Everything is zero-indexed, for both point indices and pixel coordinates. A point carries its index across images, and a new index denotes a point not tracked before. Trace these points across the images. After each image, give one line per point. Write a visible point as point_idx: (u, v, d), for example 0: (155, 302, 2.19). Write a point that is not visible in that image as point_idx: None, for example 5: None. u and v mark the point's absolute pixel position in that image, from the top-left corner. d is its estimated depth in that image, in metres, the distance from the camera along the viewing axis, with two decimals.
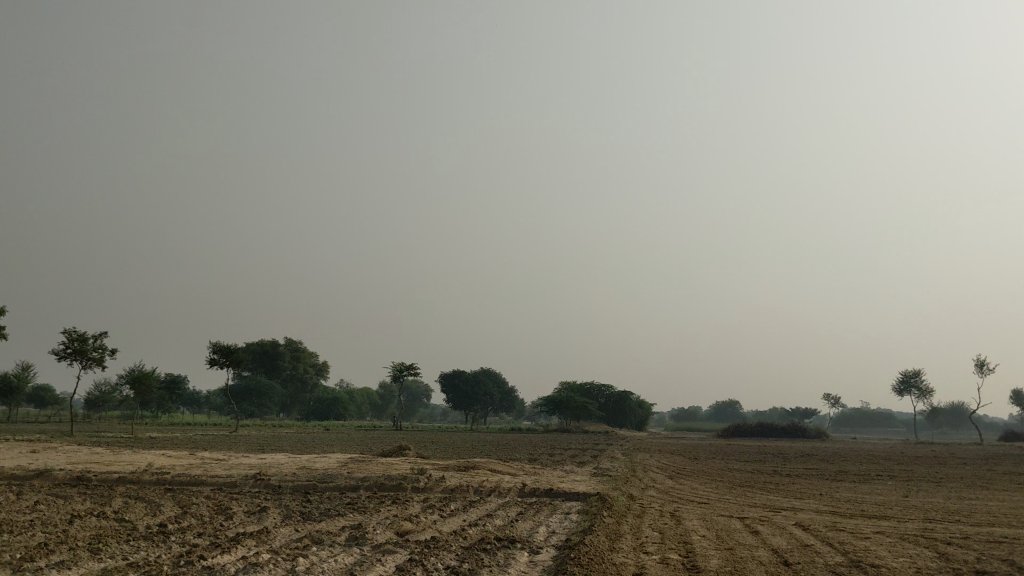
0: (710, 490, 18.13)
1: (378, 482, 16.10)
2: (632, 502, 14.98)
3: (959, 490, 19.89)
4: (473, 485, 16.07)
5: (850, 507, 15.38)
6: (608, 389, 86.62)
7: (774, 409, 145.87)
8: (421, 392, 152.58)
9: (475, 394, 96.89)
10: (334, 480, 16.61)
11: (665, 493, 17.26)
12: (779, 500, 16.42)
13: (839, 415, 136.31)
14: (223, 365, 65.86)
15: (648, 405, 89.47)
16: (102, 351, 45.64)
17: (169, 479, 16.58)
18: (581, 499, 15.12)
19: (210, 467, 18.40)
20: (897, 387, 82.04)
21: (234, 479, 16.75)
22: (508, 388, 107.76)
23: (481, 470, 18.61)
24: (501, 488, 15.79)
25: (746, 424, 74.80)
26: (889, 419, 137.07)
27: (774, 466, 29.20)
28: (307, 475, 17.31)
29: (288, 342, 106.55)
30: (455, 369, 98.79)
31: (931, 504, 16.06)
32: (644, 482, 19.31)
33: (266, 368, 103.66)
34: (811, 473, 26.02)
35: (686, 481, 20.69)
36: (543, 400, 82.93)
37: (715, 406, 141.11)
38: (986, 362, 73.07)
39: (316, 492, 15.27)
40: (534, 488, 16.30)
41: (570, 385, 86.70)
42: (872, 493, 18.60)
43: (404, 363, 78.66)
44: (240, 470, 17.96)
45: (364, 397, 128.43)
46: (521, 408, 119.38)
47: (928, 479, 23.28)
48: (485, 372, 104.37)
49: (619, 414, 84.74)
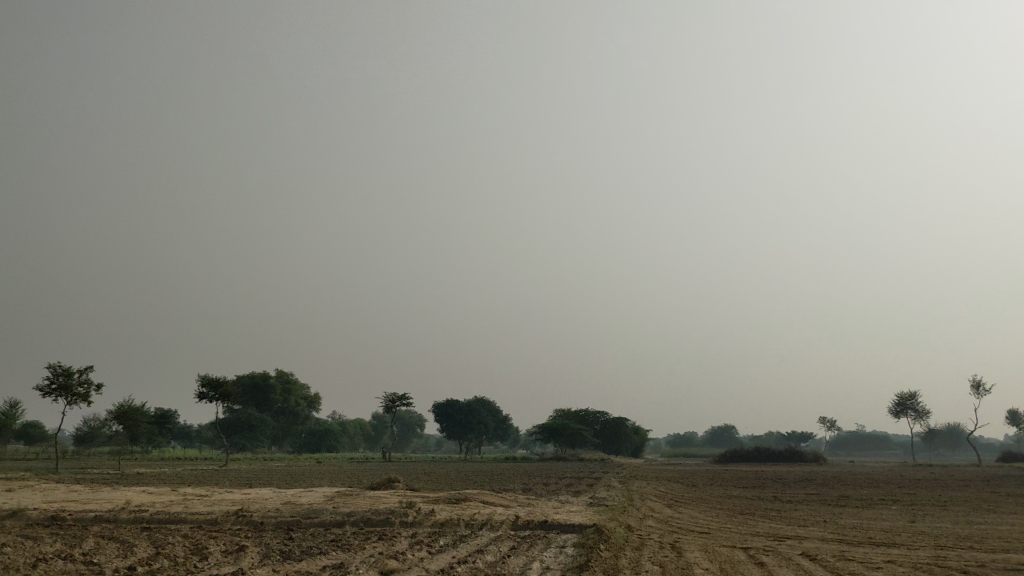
0: (709, 519, 17.52)
1: (365, 517, 15.48)
2: (629, 533, 14.38)
3: (965, 514, 19.33)
4: (464, 518, 15.46)
5: (856, 534, 14.79)
6: (603, 416, 85.88)
7: (771, 433, 145.10)
8: (415, 423, 151.50)
9: (469, 423, 96.02)
10: (319, 515, 15.97)
11: (663, 523, 16.65)
12: (782, 528, 15.82)
13: (836, 439, 135.58)
14: (212, 399, 65.00)
15: (643, 431, 88.68)
16: (88, 387, 44.88)
17: (147, 517, 15.94)
18: (576, 531, 14.53)
19: (190, 503, 17.79)
20: (893, 410, 81.45)
21: (215, 515, 16.10)
22: (502, 417, 106.81)
23: (472, 502, 17.99)
24: (493, 521, 15.19)
25: (744, 449, 74.03)
26: (885, 442, 136.44)
27: (773, 492, 28.59)
28: (291, 510, 16.67)
29: (279, 375, 105.64)
30: (448, 399, 97.88)
31: (939, 530, 15.50)
32: (641, 511, 18.66)
33: (257, 401, 102.64)
34: (812, 498, 25.40)
35: (685, 509, 20.08)
36: (538, 429, 82.08)
37: (711, 431, 140.32)
38: (982, 383, 72.63)
39: (300, 529, 14.64)
40: (528, 519, 15.68)
41: (565, 413, 85.89)
42: (877, 518, 18.03)
43: (397, 393, 77.81)
44: (221, 506, 17.32)
45: (356, 429, 127.38)
46: (516, 437, 118.42)
47: (932, 503, 22.68)
48: (479, 401, 103.52)
49: (614, 441, 83.96)
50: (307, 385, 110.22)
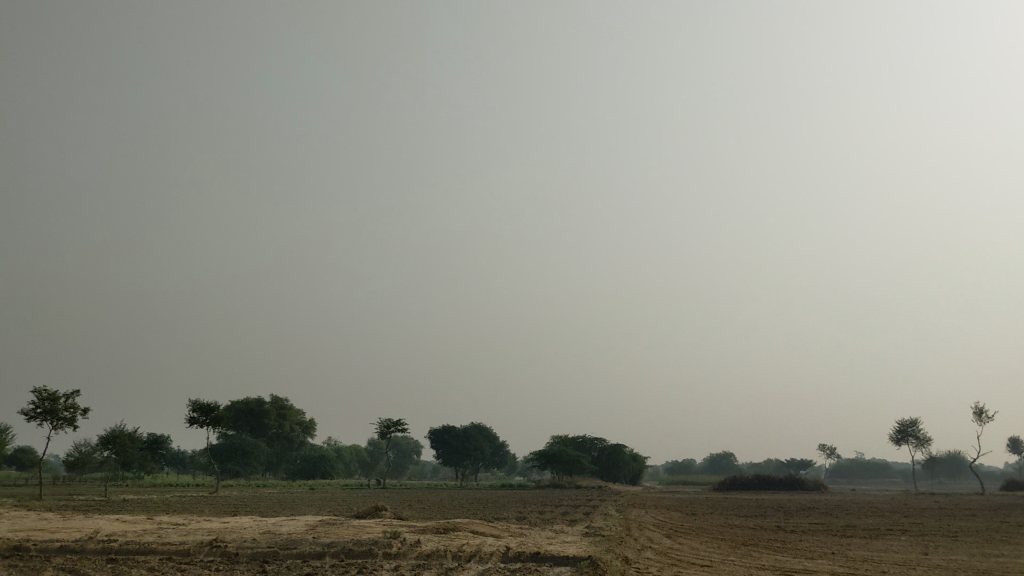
0: (713, 551, 16.66)
1: (347, 548, 14.58)
2: (628, 566, 13.51)
3: (980, 546, 18.44)
4: (452, 550, 14.55)
5: (869, 568, 13.90)
6: (600, 442, 84.91)
7: (770, 462, 143.84)
8: (411, 449, 150.09)
9: (465, 450, 94.83)
10: (298, 545, 15.05)
11: (662, 555, 15.70)
12: (789, 561, 14.97)
13: (835, 466, 134.38)
14: (203, 424, 63.99)
15: (642, 458, 87.62)
16: (74, 411, 43.94)
17: (115, 547, 15.00)
18: (570, 565, 13.59)
19: (165, 533, 16.82)
20: (894, 437, 80.51)
21: (188, 546, 15.19)
22: (499, 443, 105.61)
23: (461, 532, 17.05)
24: (482, 553, 14.28)
25: (743, 477, 72.92)
26: (886, 469, 135.22)
27: (775, 520, 27.76)
28: (269, 540, 15.76)
29: (274, 400, 104.77)
30: (444, 425, 96.75)
31: (955, 563, 14.58)
32: (638, 542, 17.81)
33: (252, 427, 101.59)
34: (816, 528, 24.58)
35: (685, 540, 19.13)
36: (534, 455, 80.99)
37: (709, 459, 139.15)
38: (985, 410, 71.71)
39: (277, 561, 13.71)
40: (519, 551, 14.78)
41: (562, 439, 84.81)
42: (888, 550, 17.15)
43: (393, 419, 76.74)
44: (196, 537, 16.38)
45: (352, 455, 126.21)
46: (512, 463, 117.24)
47: (940, 533, 21.81)
48: (475, 427, 102.40)
49: (612, 468, 82.92)
50: (302, 411, 109.16)
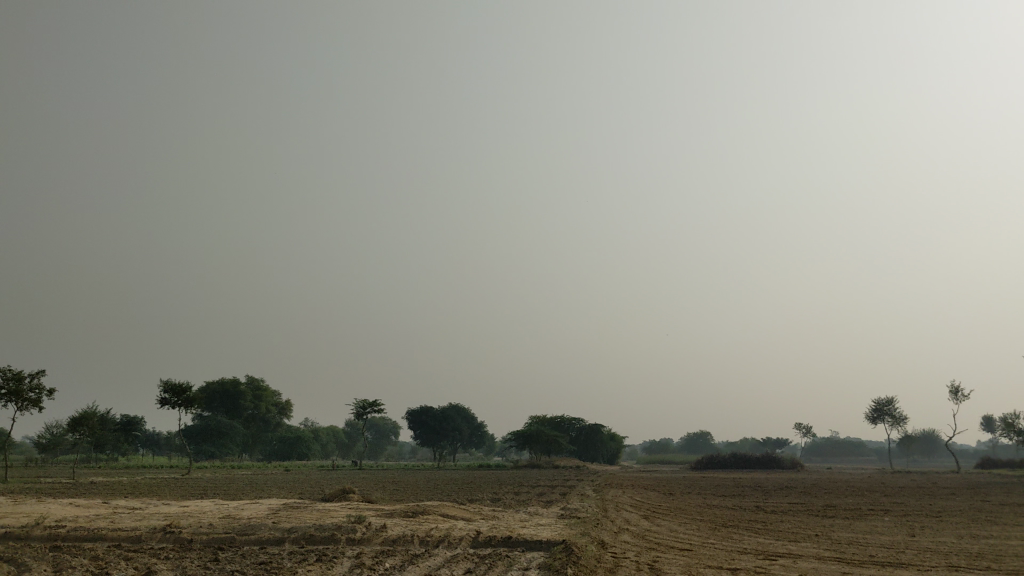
0: (692, 534, 16.02)
1: (308, 533, 13.83)
2: (604, 551, 12.81)
3: (968, 526, 17.94)
4: (419, 535, 13.83)
5: (856, 552, 13.29)
6: (578, 422, 84.45)
7: (747, 441, 144.26)
8: (389, 430, 149.44)
9: (442, 430, 94.13)
10: (256, 532, 14.26)
11: (640, 539, 15.02)
12: (773, 544, 14.32)
13: (811, 445, 134.94)
14: (174, 405, 62.76)
15: (620, 438, 87.25)
16: (39, 392, 42.82)
17: (62, 534, 14.16)
18: (543, 550, 12.86)
19: (118, 518, 15.99)
20: (870, 415, 80.49)
21: (141, 532, 14.40)
22: (478, 423, 105.03)
23: (430, 515, 16.30)
24: (450, 538, 13.57)
25: (720, 456, 72.66)
26: (861, 448, 135.95)
27: (756, 501, 27.23)
28: (227, 526, 14.97)
29: (249, 380, 103.71)
30: (422, 406, 95.99)
31: (946, 545, 13.99)
32: (616, 524, 17.11)
33: (227, 408, 100.38)
34: (798, 508, 24.03)
35: (664, 521, 18.56)
36: (512, 435, 80.27)
37: (686, 439, 139.45)
38: (961, 389, 71.72)
39: (231, 548, 12.93)
40: (490, 535, 14.06)
41: (539, 420, 84.14)
42: (875, 532, 16.53)
43: (368, 400, 76.01)
44: (150, 522, 15.57)
45: (329, 436, 125.36)
46: (490, 444, 116.79)
47: (925, 514, 21.33)
48: (453, 408, 101.74)
49: (590, 448, 82.58)
50: (278, 392, 108.10)
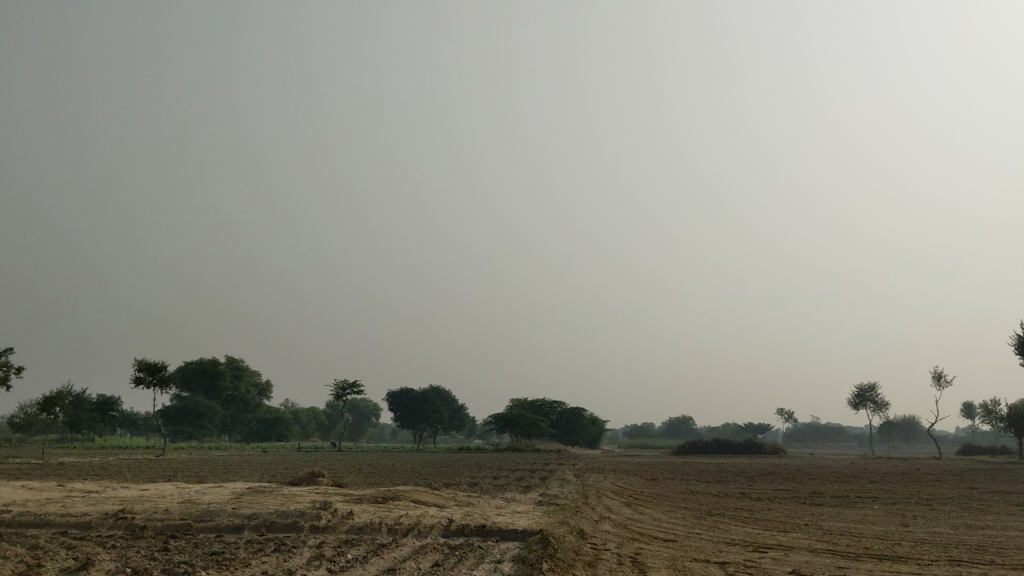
0: (676, 523, 15.28)
1: (270, 521, 12.98)
2: (582, 542, 12.01)
3: (961, 515, 17.26)
4: (387, 523, 13.02)
5: (851, 543, 12.56)
6: (559, 405, 83.91)
7: (728, 426, 144.25)
8: (370, 412, 148.81)
9: (423, 413, 93.29)
10: (214, 518, 13.40)
11: (621, 528, 14.24)
12: (762, 535, 13.57)
13: (792, 431, 135.06)
14: (150, 384, 61.60)
15: (601, 421, 86.74)
16: (7, 369, 41.64)
17: (4, 520, 13.29)
18: (518, 541, 12.07)
19: (70, 502, 15.09)
20: (852, 401, 80.23)
21: (91, 518, 13.51)
22: (459, 406, 104.36)
23: (401, 502, 15.52)
24: (420, 526, 12.75)
25: (702, 440, 72.13)
26: (842, 433, 136.17)
27: (740, 487, 26.61)
28: (184, 512, 14.10)
29: (228, 360, 102.73)
30: (403, 388, 95.20)
31: (942, 537, 13.27)
32: (596, 513, 16.32)
33: (205, 388, 99.34)
34: (784, 495, 23.37)
35: (646, 509, 17.83)
36: (493, 418, 79.50)
37: (668, 423, 139.33)
38: (943, 375, 71.44)
39: (185, 536, 12.09)
40: (463, 524, 13.25)
41: (520, 402, 83.61)
42: (866, 522, 15.83)
43: (347, 381, 75.20)
44: (103, 507, 14.67)
45: (309, 417, 124.52)
46: (471, 426, 116.19)
47: (916, 502, 20.63)
48: (434, 390, 100.95)
49: (571, 432, 82.03)
50: (258, 372, 107.09)
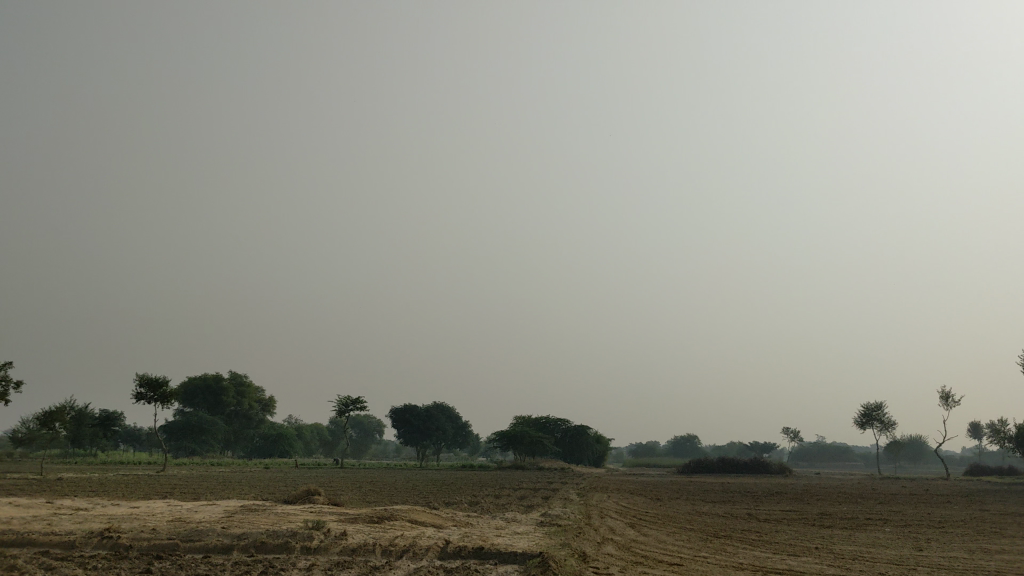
0: (680, 546, 14.77)
1: (259, 541, 12.52)
2: (583, 565, 11.52)
3: (974, 539, 16.73)
4: (381, 544, 12.54)
5: (864, 569, 12.04)
6: (564, 423, 83.28)
7: (734, 444, 143.40)
8: (374, 428, 148.35)
9: (426, 429, 92.69)
10: (202, 537, 12.93)
11: (624, 551, 13.73)
12: (771, 558, 13.07)
13: (798, 450, 134.16)
14: (151, 400, 61.19)
15: (606, 440, 86.03)
16: (6, 384, 41.27)
17: None
18: (516, 564, 11.58)
19: (57, 520, 14.65)
20: (859, 420, 79.53)
21: (77, 536, 13.08)
22: (463, 423, 103.65)
23: (397, 522, 15.02)
24: (415, 548, 12.27)
25: (707, 459, 71.37)
26: (848, 453, 135.25)
27: (746, 507, 26.05)
28: (173, 530, 13.65)
29: (232, 377, 102.33)
30: (407, 404, 94.60)
31: (958, 562, 12.76)
32: (600, 534, 15.81)
33: (209, 405, 98.79)
34: (793, 516, 22.85)
35: (651, 531, 17.31)
36: (497, 435, 78.75)
37: (674, 442, 138.54)
38: (951, 395, 70.74)
39: (171, 557, 11.62)
40: (459, 546, 12.75)
41: (524, 420, 83.07)
42: (878, 545, 15.33)
43: (351, 398, 74.70)
44: (90, 525, 14.23)
45: (312, 433, 123.99)
46: (475, 443, 115.54)
47: (926, 525, 20.09)
48: (438, 407, 100.36)
49: (575, 450, 81.33)
50: (262, 388, 106.60)
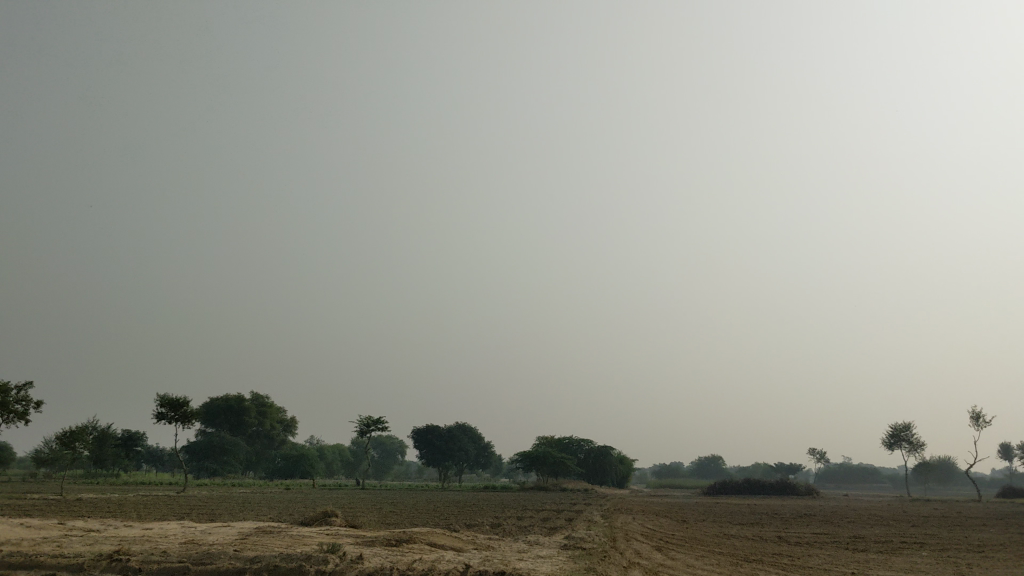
0: (710, 571, 14.23)
1: (272, 564, 12.03)
2: None
3: (1017, 564, 16.08)
4: (400, 568, 12.05)
5: None
6: (587, 444, 82.54)
7: (759, 466, 141.87)
8: (396, 449, 147.92)
9: (448, 450, 92.10)
10: (213, 561, 12.45)
11: None
12: None
13: (824, 471, 132.49)
14: (172, 420, 61.02)
15: (630, 461, 85.14)
16: (26, 403, 41.08)
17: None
18: None
19: (66, 542, 14.25)
20: (887, 441, 78.30)
21: (84, 559, 12.63)
22: (485, 444, 102.90)
23: (416, 545, 14.50)
24: (436, 573, 11.79)
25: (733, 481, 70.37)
26: (875, 474, 133.45)
27: (776, 531, 25.32)
28: (184, 553, 13.19)
29: (254, 397, 102.37)
30: (429, 424, 94.06)
31: None
32: (625, 559, 15.27)
33: (231, 425, 98.78)
34: (823, 539, 22.25)
35: (679, 555, 16.73)
36: (520, 456, 77.98)
37: (698, 463, 137.24)
38: (982, 415, 69.48)
39: None
40: (479, 570, 12.25)
41: (547, 441, 82.40)
42: (917, 569, 14.75)
43: (371, 417, 74.26)
44: (100, 548, 13.82)
45: (334, 454, 123.70)
46: (497, 464, 114.75)
47: (965, 548, 19.38)
48: (460, 427, 99.81)
49: (599, 471, 80.53)
50: (284, 409, 106.53)
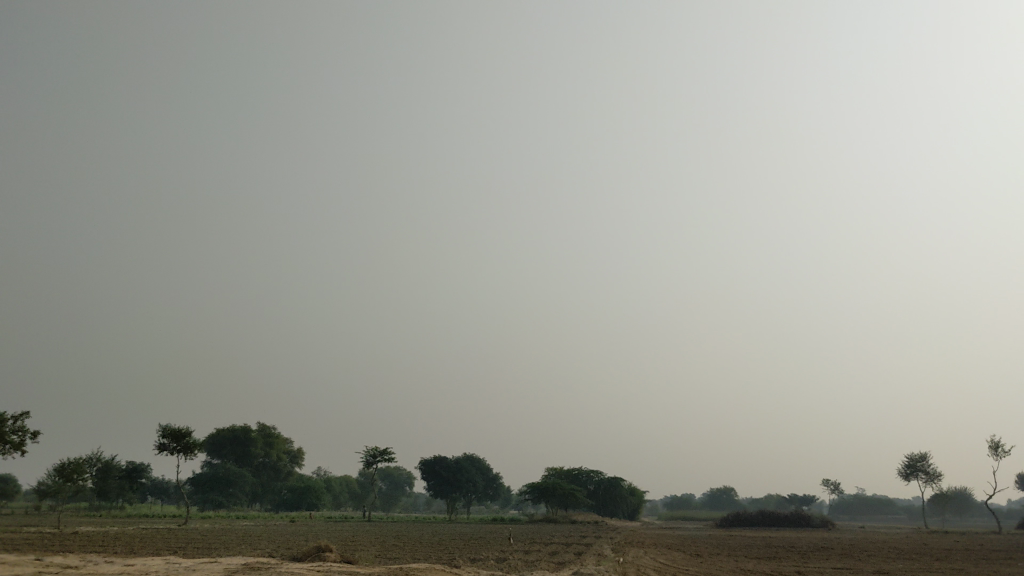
0: None
1: None
2: None
3: None
4: None
5: None
6: (596, 475, 81.09)
7: (772, 497, 139.63)
8: (403, 480, 146.21)
9: (456, 481, 90.65)
10: None
11: None
12: None
13: (838, 502, 130.24)
14: (174, 451, 59.98)
15: (640, 492, 83.56)
16: (23, 434, 40.18)
17: None
18: None
19: None
20: (903, 471, 76.66)
21: None
22: (493, 475, 101.24)
23: None
24: None
25: (746, 512, 68.84)
26: (890, 505, 131.11)
27: (794, 565, 24.15)
28: None
29: (261, 429, 101.38)
30: (436, 455, 92.74)
31: None
32: None
33: (237, 455, 97.70)
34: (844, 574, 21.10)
35: None
36: (529, 487, 76.52)
37: (709, 495, 135.19)
38: (1000, 444, 67.99)
39: None
40: None
41: (556, 472, 81.02)
42: None
43: (378, 448, 72.95)
44: None
45: (341, 486, 122.21)
46: (506, 495, 112.97)
47: None
48: (468, 459, 98.33)
49: (608, 503, 78.97)
50: (290, 440, 105.41)
